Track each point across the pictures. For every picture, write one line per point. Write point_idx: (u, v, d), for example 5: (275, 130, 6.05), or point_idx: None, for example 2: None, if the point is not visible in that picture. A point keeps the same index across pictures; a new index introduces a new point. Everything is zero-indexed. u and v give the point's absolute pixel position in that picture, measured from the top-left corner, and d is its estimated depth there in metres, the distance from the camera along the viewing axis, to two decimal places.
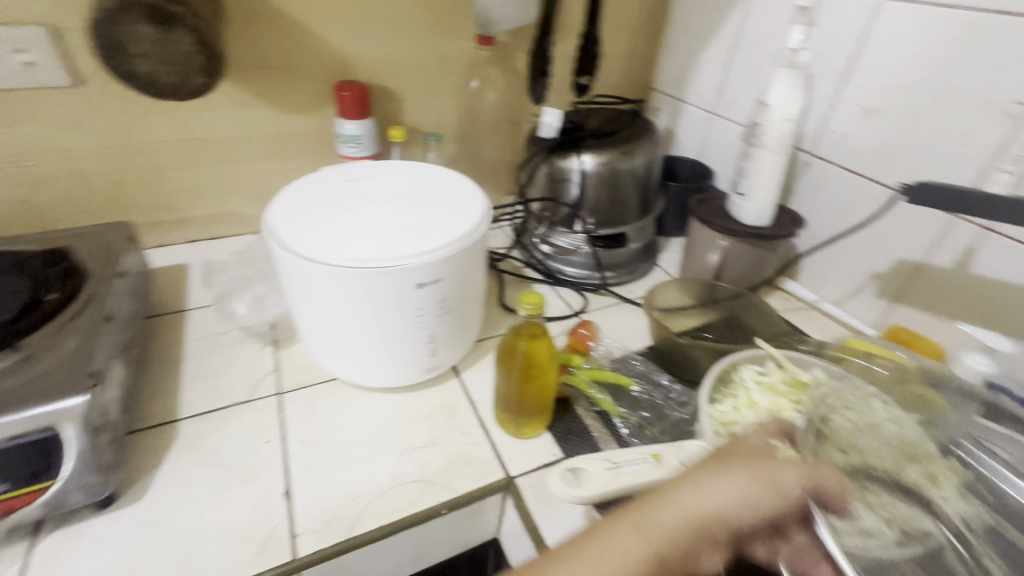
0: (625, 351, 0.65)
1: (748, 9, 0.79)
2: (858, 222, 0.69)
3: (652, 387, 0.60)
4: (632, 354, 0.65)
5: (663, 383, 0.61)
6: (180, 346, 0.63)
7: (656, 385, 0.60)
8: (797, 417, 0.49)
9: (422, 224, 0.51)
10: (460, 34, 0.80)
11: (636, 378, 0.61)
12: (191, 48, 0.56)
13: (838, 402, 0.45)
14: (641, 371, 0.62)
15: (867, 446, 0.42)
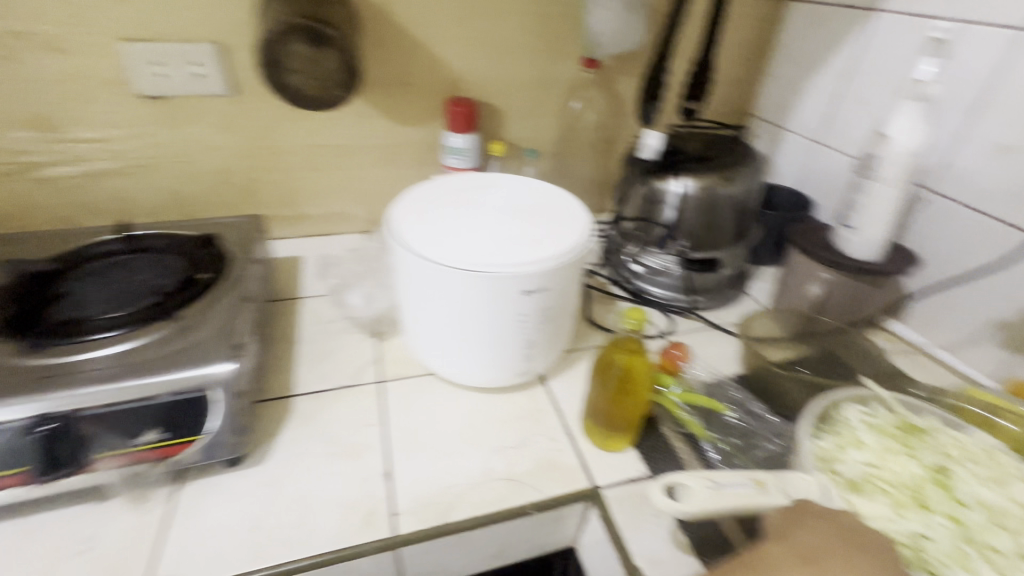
0: (716, 376, 0.65)
1: (866, 38, 0.77)
2: (982, 265, 0.64)
3: (747, 416, 0.59)
4: (723, 379, 0.64)
5: (758, 413, 0.59)
6: (296, 330, 0.70)
7: (750, 414, 0.59)
8: (909, 462, 0.47)
9: (531, 235, 0.55)
10: (567, 57, 0.84)
11: (729, 404, 0.60)
12: (336, 64, 0.62)
13: (959, 455, 0.47)
14: (735, 398, 0.61)
15: (990, 501, 0.44)
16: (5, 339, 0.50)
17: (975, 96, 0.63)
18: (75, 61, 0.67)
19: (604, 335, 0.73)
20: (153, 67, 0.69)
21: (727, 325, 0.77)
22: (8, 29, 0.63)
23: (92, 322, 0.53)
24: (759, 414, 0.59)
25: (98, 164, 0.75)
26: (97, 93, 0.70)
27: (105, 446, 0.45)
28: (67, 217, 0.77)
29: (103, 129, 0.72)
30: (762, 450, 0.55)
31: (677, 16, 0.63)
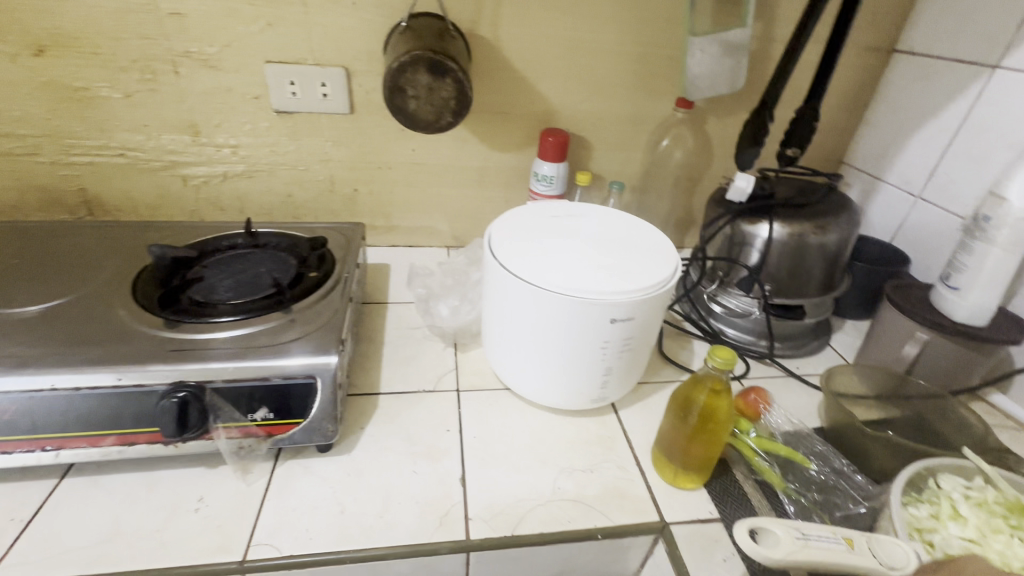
0: (797, 427, 0.61)
1: (983, 94, 0.74)
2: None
3: (831, 472, 0.56)
4: (805, 430, 0.61)
5: (845, 470, 0.56)
6: (382, 332, 0.75)
7: (835, 471, 0.56)
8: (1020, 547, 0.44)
9: (621, 266, 0.57)
10: (661, 96, 0.86)
11: (811, 457, 0.58)
12: (449, 93, 0.67)
13: None
14: (819, 451, 0.58)
15: None
16: (150, 313, 0.58)
17: None
18: (227, 78, 0.77)
19: (676, 371, 0.73)
20: (289, 86, 0.78)
21: (806, 375, 0.75)
22: (179, 48, 0.74)
23: (220, 306, 0.59)
24: (844, 473, 0.56)
25: (229, 166, 0.84)
26: (240, 105, 0.79)
27: (223, 419, 0.51)
28: (196, 211, 0.87)
29: (238, 136, 0.82)
30: (846, 510, 0.52)
31: (784, 65, 0.64)
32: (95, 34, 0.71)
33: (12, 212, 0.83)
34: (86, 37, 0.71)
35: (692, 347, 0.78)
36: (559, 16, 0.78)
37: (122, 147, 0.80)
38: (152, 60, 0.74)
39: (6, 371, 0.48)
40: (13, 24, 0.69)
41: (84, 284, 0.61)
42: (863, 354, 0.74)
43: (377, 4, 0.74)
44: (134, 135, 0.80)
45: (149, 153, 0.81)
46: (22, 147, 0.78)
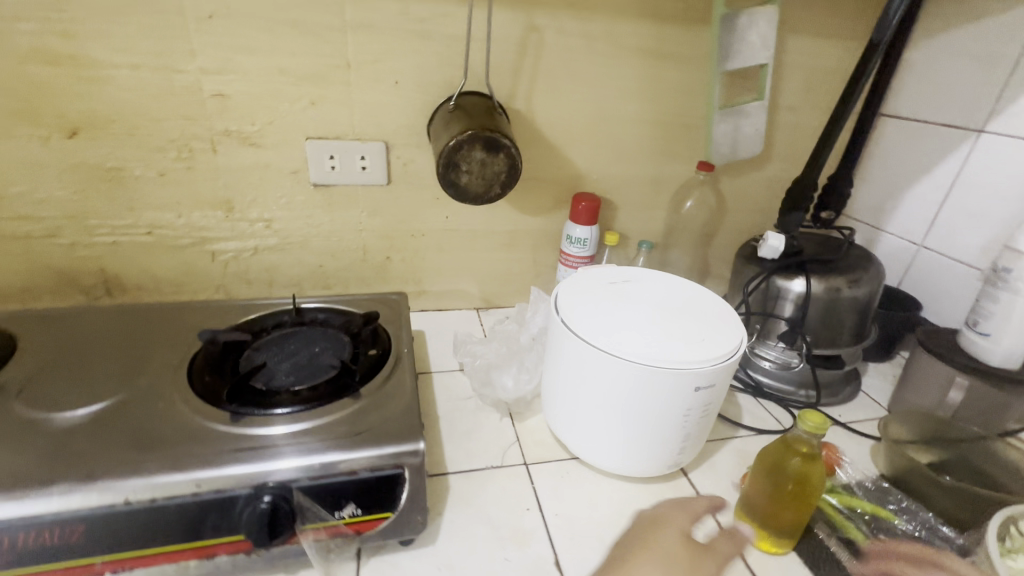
0: (864, 477, 0.64)
1: (969, 154, 0.82)
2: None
3: (923, 528, 0.57)
4: (873, 482, 0.64)
5: (929, 523, 0.58)
6: (434, 405, 0.73)
7: (925, 526, 0.58)
8: None
9: (695, 332, 0.58)
10: (681, 160, 0.91)
11: (895, 512, 0.59)
12: (501, 167, 0.69)
13: None
14: (896, 506, 0.60)
15: None
16: (212, 406, 0.54)
17: None
18: (266, 154, 0.76)
19: (730, 426, 0.74)
20: (330, 160, 0.78)
21: (852, 423, 0.77)
22: (219, 127, 0.73)
23: (283, 394, 0.56)
24: (934, 529, 0.57)
25: (260, 240, 0.83)
26: (278, 180, 0.79)
27: (310, 521, 0.48)
28: (222, 286, 0.84)
29: (272, 210, 0.81)
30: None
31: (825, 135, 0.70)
32: (132, 115, 0.70)
33: (23, 296, 0.78)
34: (123, 119, 0.70)
35: (738, 401, 0.79)
36: (589, 90, 0.83)
37: (151, 226, 0.78)
38: (191, 139, 0.73)
39: (73, 487, 0.44)
40: (48, 109, 0.67)
41: (134, 378, 0.57)
42: (902, 400, 0.77)
43: (420, 83, 0.76)
44: (164, 214, 0.77)
45: (178, 231, 0.79)
46: (41, 230, 0.74)
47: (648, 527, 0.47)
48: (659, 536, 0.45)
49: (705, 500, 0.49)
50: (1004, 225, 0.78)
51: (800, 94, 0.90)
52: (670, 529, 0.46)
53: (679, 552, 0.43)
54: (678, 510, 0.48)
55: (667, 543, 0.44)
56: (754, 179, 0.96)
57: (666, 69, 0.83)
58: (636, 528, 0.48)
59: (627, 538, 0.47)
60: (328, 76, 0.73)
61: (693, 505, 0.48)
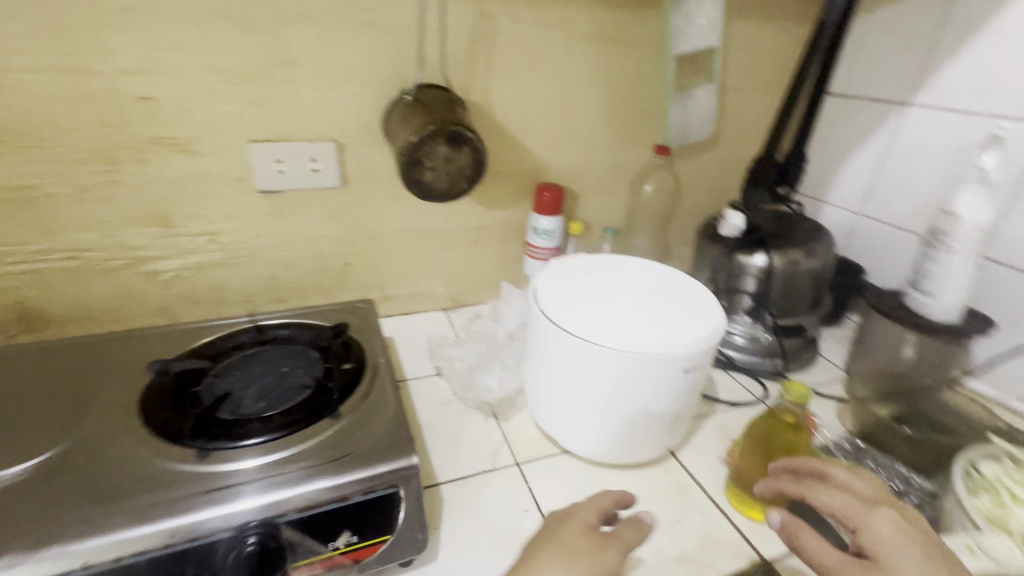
0: (837, 436, 0.68)
1: (899, 126, 0.88)
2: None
3: (900, 481, 0.60)
4: (845, 440, 0.67)
5: (902, 474, 0.61)
6: (415, 414, 0.70)
7: (901, 479, 0.60)
8: None
9: (677, 316, 0.59)
10: (637, 145, 0.92)
11: (871, 468, 0.62)
12: (466, 162, 0.67)
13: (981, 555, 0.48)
14: (870, 462, 0.63)
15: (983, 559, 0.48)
16: (175, 445, 0.49)
17: (1018, 175, 0.73)
18: (204, 162, 0.70)
19: (709, 402, 0.76)
20: (276, 164, 0.73)
21: (818, 388, 0.81)
22: (147, 134, 0.66)
23: (254, 422, 0.52)
24: (909, 479, 0.60)
25: (205, 256, 0.76)
26: (220, 189, 0.72)
27: (302, 556, 0.45)
28: (164, 309, 0.77)
29: (216, 222, 0.74)
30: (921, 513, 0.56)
31: None
32: (40, 125, 0.61)
33: None
34: (28, 130, 0.61)
35: (712, 377, 0.81)
36: (545, 79, 0.81)
37: (74, 249, 0.69)
38: (115, 149, 0.65)
39: (25, 554, 0.39)
40: None
41: (77, 426, 0.51)
42: (859, 362, 0.82)
43: (371, 77, 0.72)
44: (88, 234, 0.69)
45: (107, 252, 0.71)
46: None
47: (553, 525, 0.47)
48: (561, 532, 0.46)
49: (612, 493, 0.50)
50: (934, 191, 0.84)
51: (745, 76, 0.93)
52: (574, 525, 0.47)
53: (581, 542, 0.45)
54: (587, 505, 0.49)
55: (573, 537, 0.45)
56: (706, 160, 0.99)
57: (619, 55, 0.83)
58: (543, 529, 0.48)
59: (536, 538, 0.47)
60: (269, 73, 0.68)
61: (600, 500, 0.49)
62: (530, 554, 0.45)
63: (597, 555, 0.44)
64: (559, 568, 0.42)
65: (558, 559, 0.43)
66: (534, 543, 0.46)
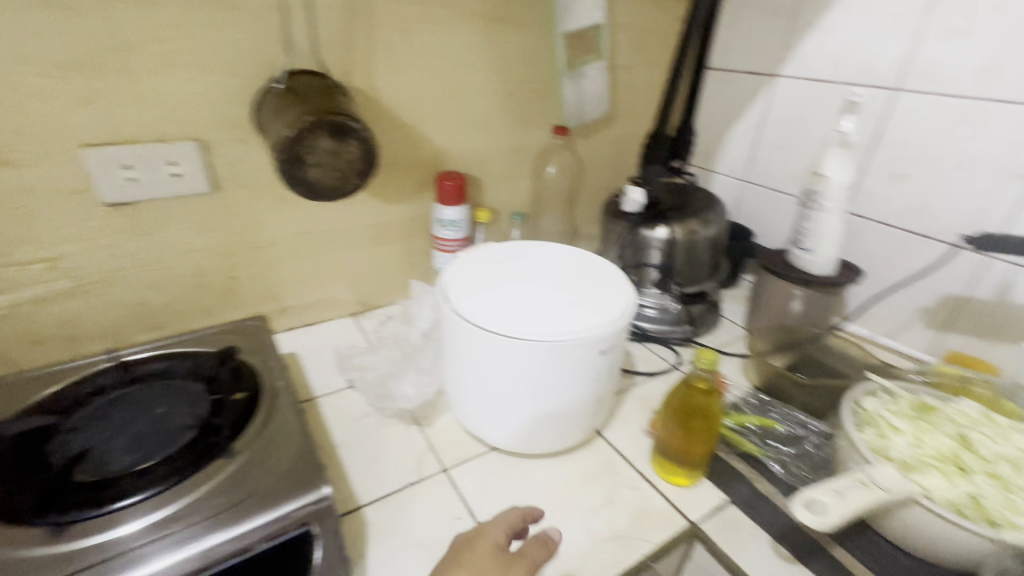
0: (743, 393, 0.73)
1: (771, 96, 0.95)
2: (920, 276, 0.80)
3: (798, 427, 0.66)
4: (751, 395, 0.72)
5: (800, 420, 0.66)
6: (328, 434, 0.64)
7: (798, 424, 0.66)
8: (944, 440, 0.54)
9: (590, 298, 0.58)
10: (536, 126, 0.91)
11: (776, 419, 0.67)
12: (355, 156, 0.61)
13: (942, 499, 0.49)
14: (775, 413, 0.68)
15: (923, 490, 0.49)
16: (19, 526, 0.40)
17: (871, 137, 0.82)
18: (24, 174, 0.57)
19: (629, 376, 0.78)
20: (123, 171, 0.62)
21: (723, 347, 0.86)
22: None
23: (124, 480, 0.44)
24: (805, 424, 0.66)
25: (45, 287, 0.63)
26: (51, 206, 0.60)
27: None
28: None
29: (54, 246, 0.62)
30: (817, 455, 0.62)
31: None
32: None
33: None
34: None
35: (630, 351, 0.84)
36: (433, 60, 0.77)
37: None
38: None
39: None
40: None
41: None
42: (757, 318, 0.89)
43: (231, 65, 0.63)
44: None
45: None
46: None
47: (459, 548, 0.46)
48: (468, 553, 0.45)
49: (516, 510, 0.51)
50: (805, 155, 0.92)
51: (632, 53, 0.94)
52: (481, 545, 0.46)
53: (486, 562, 0.44)
54: (494, 525, 0.49)
55: (481, 558, 0.45)
56: (604, 138, 1.00)
57: (507, 33, 0.81)
58: (449, 552, 0.46)
59: (443, 562, 0.46)
60: (97, 63, 0.57)
61: (505, 519, 0.49)
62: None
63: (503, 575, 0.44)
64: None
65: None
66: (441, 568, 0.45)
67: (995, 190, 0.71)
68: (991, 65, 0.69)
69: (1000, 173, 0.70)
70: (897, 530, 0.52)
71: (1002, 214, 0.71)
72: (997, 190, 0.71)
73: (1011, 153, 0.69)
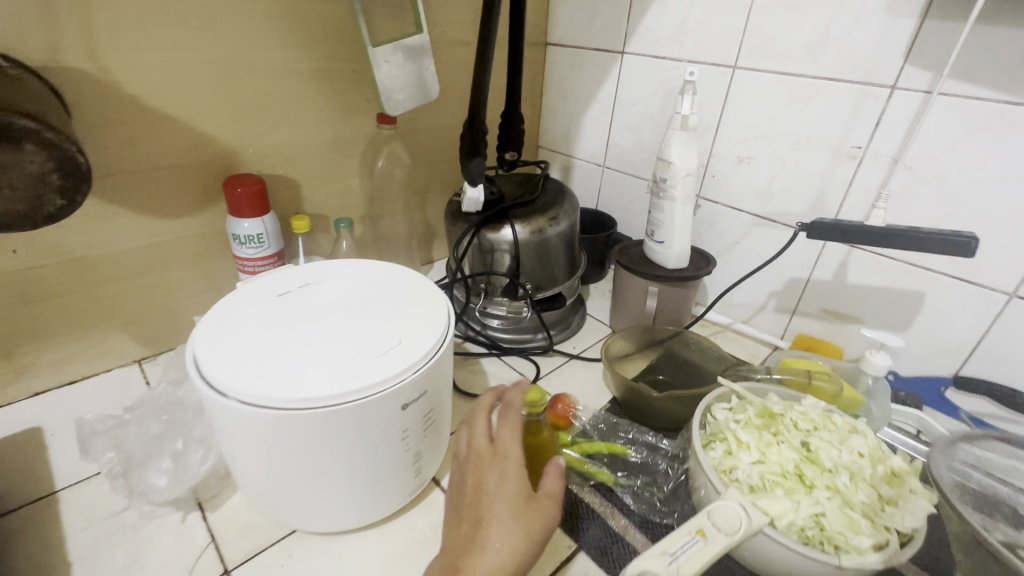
0: (597, 412, 0.66)
1: (619, 75, 0.88)
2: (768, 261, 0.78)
3: (648, 452, 0.60)
4: (605, 416, 0.65)
5: (654, 443, 0.61)
6: (61, 548, 0.48)
7: (647, 449, 0.60)
8: (789, 452, 0.49)
9: (391, 334, 0.46)
10: (357, 114, 0.77)
11: (629, 445, 0.61)
12: (42, 166, 0.44)
13: (810, 533, 0.44)
14: (629, 437, 0.62)
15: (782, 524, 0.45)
16: None
17: (716, 118, 0.78)
18: None
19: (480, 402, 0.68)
20: None
21: (585, 351, 0.80)
22: None
23: None
24: (656, 447, 0.61)
25: None
26: None
27: None
28: None
29: None
30: (672, 479, 0.56)
31: (483, 64, 0.62)
32: None
33: None
34: None
35: (483, 369, 0.74)
36: (193, 32, 0.59)
37: None
38: None
39: None
40: None
41: None
42: (619, 315, 0.83)
43: None
44: None
45: None
46: None
47: (482, 486, 0.42)
48: (493, 492, 0.42)
49: (512, 423, 0.46)
50: (657, 138, 0.86)
51: (467, 26, 0.82)
52: (507, 480, 0.42)
53: (511, 503, 0.40)
54: (501, 462, 0.43)
55: (506, 505, 0.41)
56: (448, 125, 0.88)
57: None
58: (469, 492, 0.43)
59: (467, 505, 0.42)
60: None
61: (515, 446, 0.44)
62: (473, 531, 0.40)
63: (537, 516, 0.40)
64: (509, 541, 0.38)
65: (499, 535, 0.39)
66: (469, 515, 0.41)
67: (829, 170, 0.69)
68: (818, 40, 0.65)
69: (832, 153, 0.68)
70: (751, 559, 0.48)
71: (837, 193, 0.69)
72: (831, 169, 0.69)
73: (839, 134, 0.67)
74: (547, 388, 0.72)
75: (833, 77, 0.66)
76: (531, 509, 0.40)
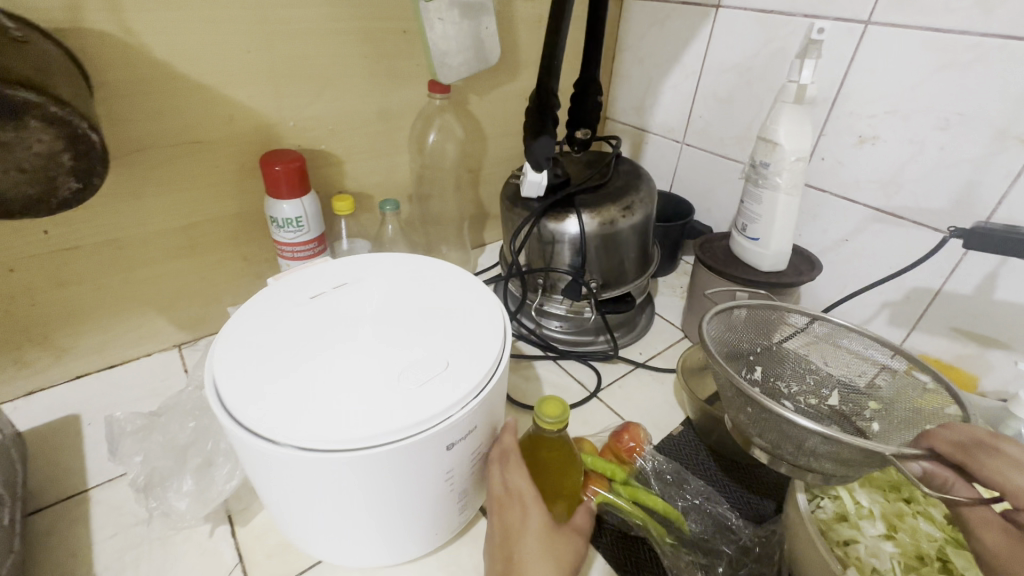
0: (653, 451, 0.54)
1: (711, 35, 0.74)
2: (889, 265, 0.65)
3: (714, 528, 0.48)
4: (666, 465, 0.53)
5: (726, 518, 0.49)
6: (84, 558, 0.45)
7: (716, 526, 0.49)
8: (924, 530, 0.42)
9: (436, 354, 0.39)
10: (406, 82, 0.68)
11: (692, 514, 0.49)
12: (51, 145, 0.38)
13: None
14: (698, 503, 0.50)
15: None
16: None
17: (834, 88, 0.63)
18: None
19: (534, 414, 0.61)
20: None
21: (653, 357, 0.70)
22: None
23: None
24: (727, 526, 0.49)
25: None
26: None
27: None
28: None
29: None
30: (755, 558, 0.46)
31: (558, 20, 0.51)
32: None
33: None
34: None
35: (537, 373, 0.66)
36: None
37: None
38: None
39: None
40: None
41: None
42: (693, 320, 0.72)
43: None
44: None
45: None
46: None
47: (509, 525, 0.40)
48: (521, 535, 0.39)
49: (520, 462, 0.42)
50: (753, 112, 0.73)
51: None
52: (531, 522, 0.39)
53: (545, 544, 0.39)
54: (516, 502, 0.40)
55: (535, 541, 0.39)
56: (506, 94, 0.78)
57: None
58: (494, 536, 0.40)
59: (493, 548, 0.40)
60: None
61: (528, 485, 0.41)
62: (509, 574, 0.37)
63: (566, 549, 0.39)
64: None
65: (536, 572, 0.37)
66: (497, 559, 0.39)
67: (987, 158, 0.54)
68: None
69: (995, 136, 0.53)
70: None
71: (996, 187, 0.54)
72: (990, 156, 0.54)
73: (1008, 111, 0.52)
74: (610, 401, 0.63)
75: (1011, 35, 0.50)
76: (562, 541, 0.40)
